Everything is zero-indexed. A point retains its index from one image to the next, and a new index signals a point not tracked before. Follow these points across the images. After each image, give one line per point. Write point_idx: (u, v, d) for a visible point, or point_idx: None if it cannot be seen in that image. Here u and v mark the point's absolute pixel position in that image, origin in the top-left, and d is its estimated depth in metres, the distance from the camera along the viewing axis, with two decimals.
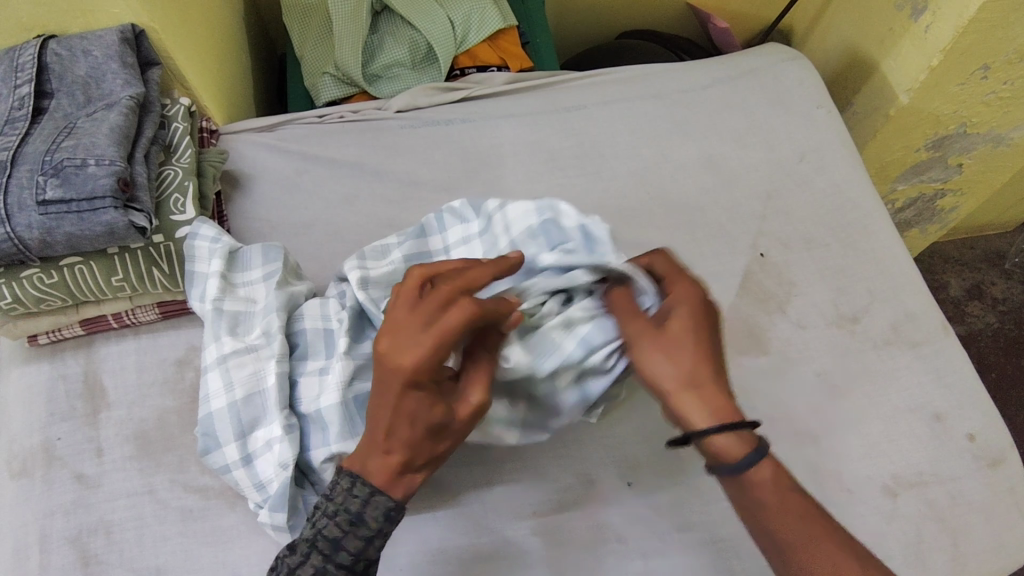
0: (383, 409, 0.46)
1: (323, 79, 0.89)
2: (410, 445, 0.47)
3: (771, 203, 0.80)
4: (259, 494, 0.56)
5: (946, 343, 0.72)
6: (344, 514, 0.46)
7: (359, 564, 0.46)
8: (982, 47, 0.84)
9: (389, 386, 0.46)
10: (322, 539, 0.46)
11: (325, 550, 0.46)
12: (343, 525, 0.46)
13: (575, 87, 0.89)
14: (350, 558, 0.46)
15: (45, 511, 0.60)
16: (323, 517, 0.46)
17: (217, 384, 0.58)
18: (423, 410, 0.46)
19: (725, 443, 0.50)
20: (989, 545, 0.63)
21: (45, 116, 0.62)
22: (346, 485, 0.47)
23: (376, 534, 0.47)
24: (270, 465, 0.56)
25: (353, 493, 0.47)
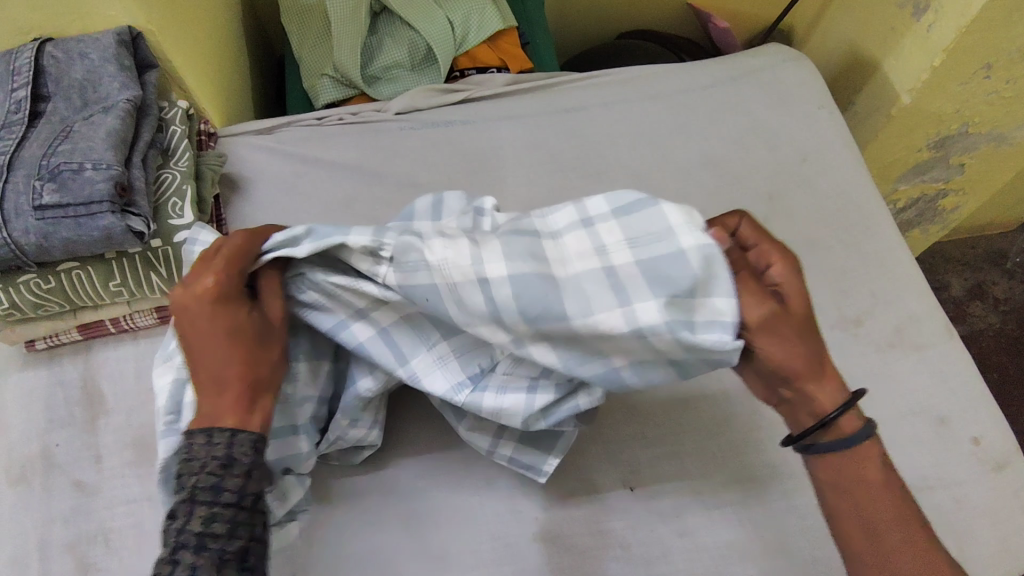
0: (200, 350, 0.47)
1: (322, 81, 0.88)
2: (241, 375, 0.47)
3: (774, 205, 0.79)
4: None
5: (949, 345, 0.72)
6: (212, 464, 0.43)
7: (248, 498, 0.44)
8: (985, 47, 0.84)
9: (200, 321, 0.47)
10: (246, 496, 0.43)
11: (205, 499, 0.42)
12: (215, 472, 0.43)
13: (575, 89, 0.88)
14: (234, 495, 0.43)
15: (44, 519, 0.60)
16: (235, 479, 0.43)
17: (179, 399, 0.52)
18: (238, 330, 0.48)
19: (846, 425, 0.49)
20: (995, 549, 0.62)
21: (41, 120, 0.62)
22: (250, 442, 0.45)
23: (252, 470, 0.44)
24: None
25: (213, 441, 0.44)
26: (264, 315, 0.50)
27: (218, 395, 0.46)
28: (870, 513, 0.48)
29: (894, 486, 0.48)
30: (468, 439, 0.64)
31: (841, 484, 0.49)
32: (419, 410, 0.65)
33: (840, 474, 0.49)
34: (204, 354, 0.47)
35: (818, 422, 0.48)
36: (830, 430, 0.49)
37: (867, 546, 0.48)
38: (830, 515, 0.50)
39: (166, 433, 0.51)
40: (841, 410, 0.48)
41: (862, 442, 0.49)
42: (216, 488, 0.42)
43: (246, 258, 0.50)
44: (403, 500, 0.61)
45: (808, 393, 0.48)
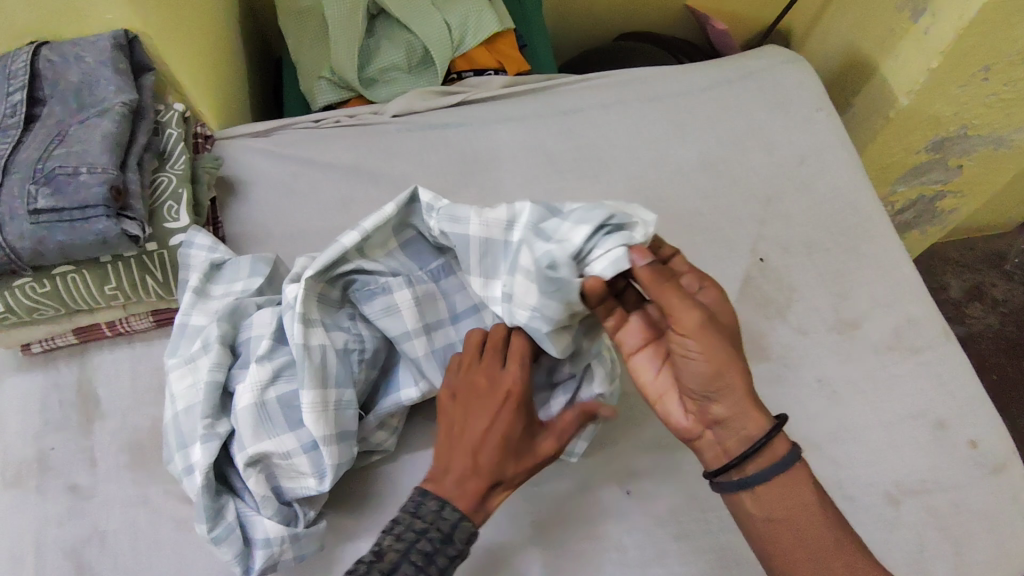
0: (457, 451, 0.52)
1: (319, 83, 0.88)
2: (495, 471, 0.51)
3: (771, 207, 0.79)
4: (234, 516, 0.55)
5: (947, 348, 0.72)
6: (433, 531, 0.47)
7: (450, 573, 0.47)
8: (984, 49, 0.83)
9: (479, 424, 0.52)
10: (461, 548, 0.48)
11: (416, 560, 0.46)
12: (434, 541, 0.47)
13: (573, 91, 0.88)
14: (445, 566, 0.47)
15: (40, 522, 0.60)
16: (445, 557, 0.47)
17: (212, 404, 0.56)
18: (504, 433, 0.52)
19: (776, 448, 0.50)
20: (993, 552, 0.62)
21: (37, 123, 0.62)
22: (468, 532, 0.48)
23: (459, 553, 0.48)
24: (258, 492, 0.55)
25: (442, 514, 0.48)
26: (540, 437, 0.54)
27: (456, 470, 0.51)
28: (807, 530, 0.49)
29: (829, 503, 0.50)
30: None
31: (778, 512, 0.50)
32: (415, 413, 0.65)
33: (779, 498, 0.50)
34: (466, 452, 0.52)
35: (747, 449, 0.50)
36: (758, 457, 0.50)
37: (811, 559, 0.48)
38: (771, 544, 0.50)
39: (205, 438, 0.55)
40: (765, 438, 0.49)
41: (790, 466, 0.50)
42: (445, 537, 0.47)
43: (524, 362, 0.55)
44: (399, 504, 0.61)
45: (724, 417, 0.51)
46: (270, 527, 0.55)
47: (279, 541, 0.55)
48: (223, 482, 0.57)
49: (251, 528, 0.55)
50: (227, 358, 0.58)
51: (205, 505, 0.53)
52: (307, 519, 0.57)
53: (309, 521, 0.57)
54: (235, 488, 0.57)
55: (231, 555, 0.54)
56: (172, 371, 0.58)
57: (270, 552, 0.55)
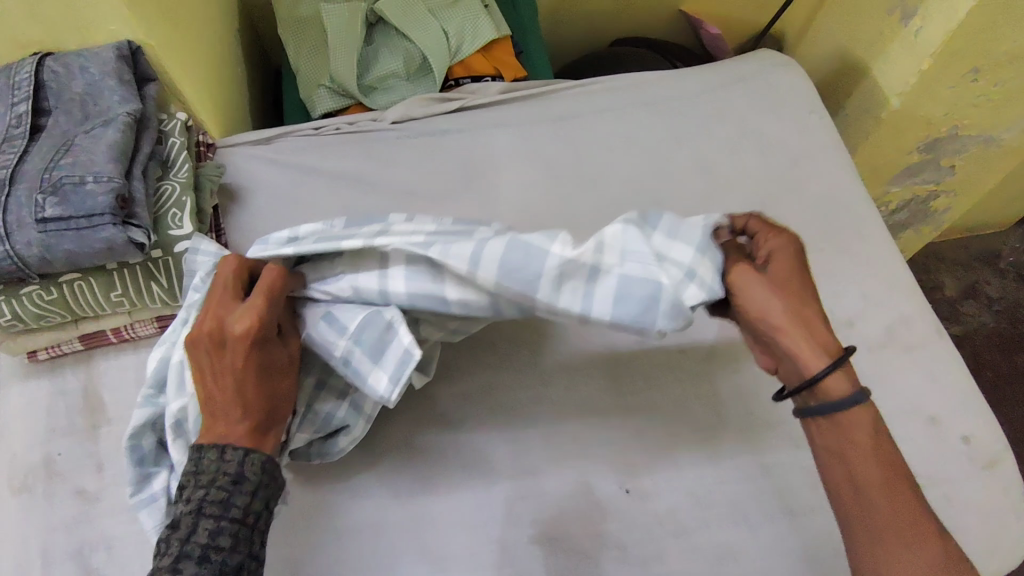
0: (246, 380, 0.51)
1: (319, 91, 0.89)
2: (262, 403, 0.51)
3: (765, 209, 0.80)
4: (161, 486, 0.56)
5: (939, 345, 0.73)
6: (222, 480, 0.49)
7: (249, 516, 0.49)
8: (973, 51, 0.85)
9: (225, 361, 0.51)
10: (249, 513, 0.49)
11: (212, 512, 0.47)
12: (224, 488, 0.48)
13: (569, 97, 0.89)
14: (241, 512, 0.48)
15: (48, 526, 0.61)
16: (243, 496, 0.49)
17: (161, 373, 0.58)
18: (232, 372, 0.51)
19: (835, 386, 0.51)
20: (987, 546, 0.63)
21: (43, 133, 0.63)
22: (260, 464, 0.50)
23: (257, 488, 0.49)
24: (177, 457, 0.55)
25: (224, 459, 0.49)
26: (291, 351, 0.54)
27: (225, 413, 0.50)
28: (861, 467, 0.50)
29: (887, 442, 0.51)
30: (465, 443, 0.64)
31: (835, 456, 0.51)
32: (416, 415, 0.66)
33: (833, 437, 0.51)
34: (238, 387, 0.50)
35: (805, 382, 0.51)
36: (823, 388, 0.51)
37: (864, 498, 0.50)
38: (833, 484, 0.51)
39: (144, 403, 0.57)
40: (830, 368, 0.50)
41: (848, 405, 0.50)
42: (224, 503, 0.48)
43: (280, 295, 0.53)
44: (400, 505, 0.61)
45: (791, 354, 0.51)
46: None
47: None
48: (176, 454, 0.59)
49: (175, 501, 0.56)
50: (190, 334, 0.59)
51: (130, 467, 0.56)
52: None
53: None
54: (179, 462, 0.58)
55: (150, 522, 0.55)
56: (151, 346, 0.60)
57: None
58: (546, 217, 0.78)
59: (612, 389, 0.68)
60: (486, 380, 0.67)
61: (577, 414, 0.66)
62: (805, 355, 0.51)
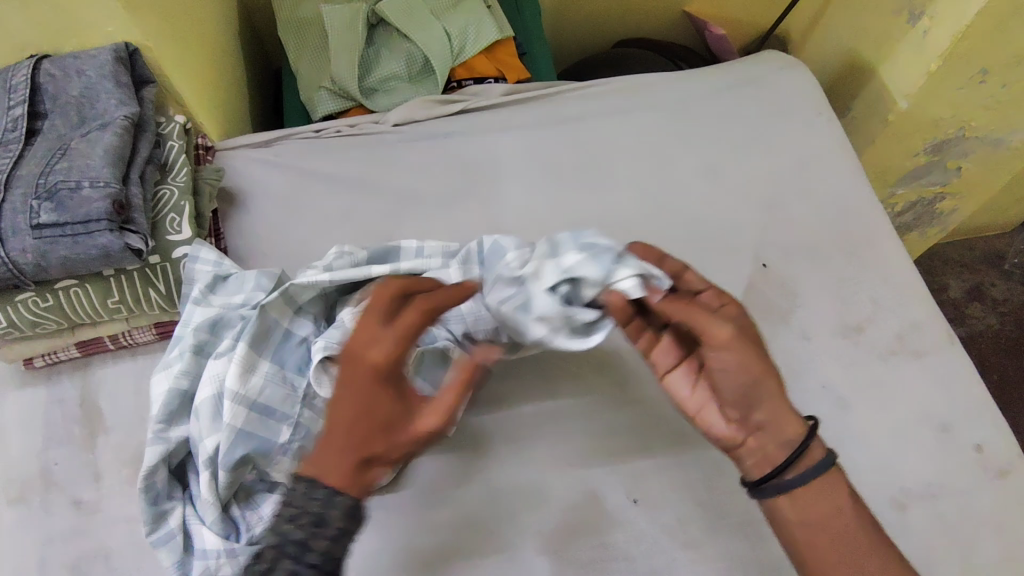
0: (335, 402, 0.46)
1: (320, 93, 0.88)
2: (349, 435, 0.44)
3: (772, 212, 0.79)
4: (178, 522, 0.55)
5: (950, 351, 0.72)
6: (305, 517, 0.43)
7: (327, 560, 0.43)
8: (982, 53, 0.84)
9: (353, 382, 0.45)
10: (330, 559, 0.43)
11: (292, 553, 0.42)
12: (305, 527, 0.42)
13: (573, 98, 0.88)
14: (320, 554, 0.42)
15: (44, 538, 0.59)
16: (325, 539, 0.42)
17: (171, 407, 0.56)
18: (374, 403, 0.45)
19: (812, 455, 0.50)
20: (1000, 557, 0.62)
21: (38, 137, 0.62)
22: (349, 505, 0.43)
23: (343, 530, 0.43)
24: (205, 497, 0.53)
25: (312, 496, 0.43)
26: (409, 392, 0.48)
27: (338, 450, 0.44)
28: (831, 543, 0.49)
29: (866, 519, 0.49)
30: (469, 452, 0.63)
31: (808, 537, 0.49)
32: None
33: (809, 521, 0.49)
34: (358, 409, 0.44)
35: (790, 455, 0.49)
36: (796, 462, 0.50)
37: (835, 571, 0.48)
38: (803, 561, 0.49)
39: (155, 440, 0.55)
40: (797, 450, 0.49)
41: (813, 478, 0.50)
42: (302, 545, 0.42)
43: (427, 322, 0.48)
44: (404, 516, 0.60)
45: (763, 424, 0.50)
46: (208, 540, 0.54)
47: (216, 554, 0.54)
48: (182, 487, 0.58)
49: (193, 535, 0.55)
50: (199, 365, 0.58)
51: (145, 506, 0.54)
52: (251, 534, 0.55)
53: (253, 537, 0.55)
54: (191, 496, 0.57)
55: (169, 560, 0.54)
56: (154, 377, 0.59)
57: (206, 563, 0.54)
58: (551, 221, 0.77)
59: (619, 397, 0.66)
60: (491, 388, 0.66)
61: (583, 422, 0.65)
62: (783, 426, 0.50)
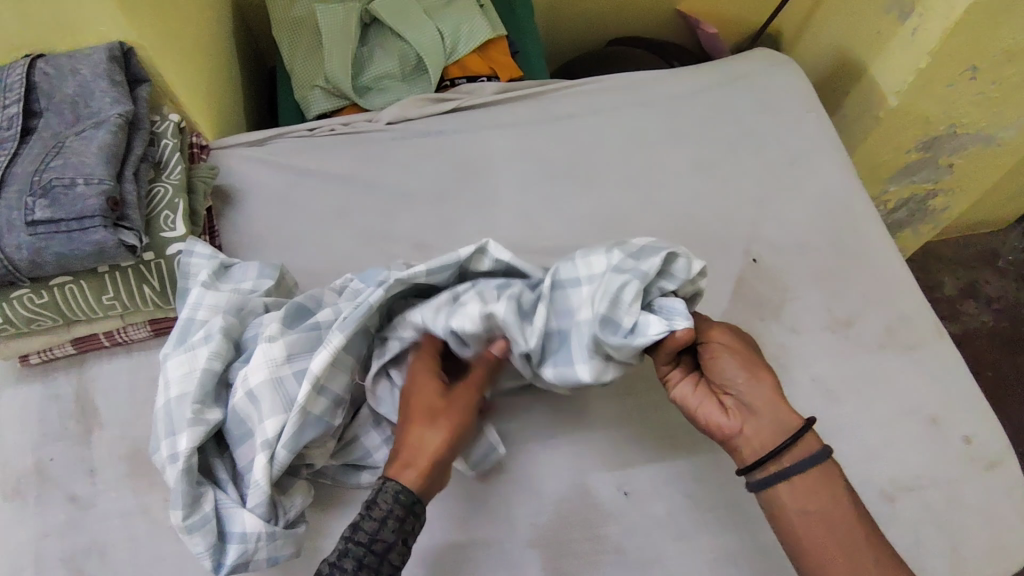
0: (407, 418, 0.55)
1: (314, 92, 0.89)
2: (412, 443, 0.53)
3: (763, 208, 0.80)
4: (213, 507, 0.54)
5: (939, 345, 0.72)
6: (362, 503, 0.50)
7: (378, 545, 0.48)
8: (971, 49, 0.85)
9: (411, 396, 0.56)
10: (377, 540, 0.48)
11: (347, 533, 0.49)
12: (362, 511, 0.49)
13: (565, 96, 0.89)
14: (367, 537, 0.48)
15: (40, 532, 0.60)
16: (372, 522, 0.49)
17: (204, 389, 0.56)
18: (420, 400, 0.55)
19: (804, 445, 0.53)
20: (987, 548, 0.63)
21: (33, 136, 0.62)
22: (393, 492, 0.50)
23: (388, 516, 0.49)
24: (257, 476, 0.53)
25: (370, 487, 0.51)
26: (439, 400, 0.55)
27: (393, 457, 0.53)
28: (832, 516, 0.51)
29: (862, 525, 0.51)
30: None
31: (812, 504, 0.51)
32: None
33: (810, 492, 0.52)
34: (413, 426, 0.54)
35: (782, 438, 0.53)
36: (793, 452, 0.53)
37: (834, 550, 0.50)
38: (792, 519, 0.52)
39: (194, 421, 0.54)
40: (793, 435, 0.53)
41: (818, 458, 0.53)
42: (355, 525, 0.49)
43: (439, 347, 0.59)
44: None
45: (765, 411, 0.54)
46: (248, 523, 0.54)
47: (256, 537, 0.54)
48: (204, 473, 0.56)
49: (229, 521, 0.54)
50: (228, 349, 0.58)
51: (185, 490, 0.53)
52: (288, 518, 0.56)
53: (289, 521, 0.56)
54: (221, 480, 0.56)
55: (205, 546, 0.53)
56: (170, 358, 0.58)
57: (245, 547, 0.54)
58: (543, 217, 0.78)
59: (611, 393, 0.67)
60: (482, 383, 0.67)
61: (575, 417, 0.66)
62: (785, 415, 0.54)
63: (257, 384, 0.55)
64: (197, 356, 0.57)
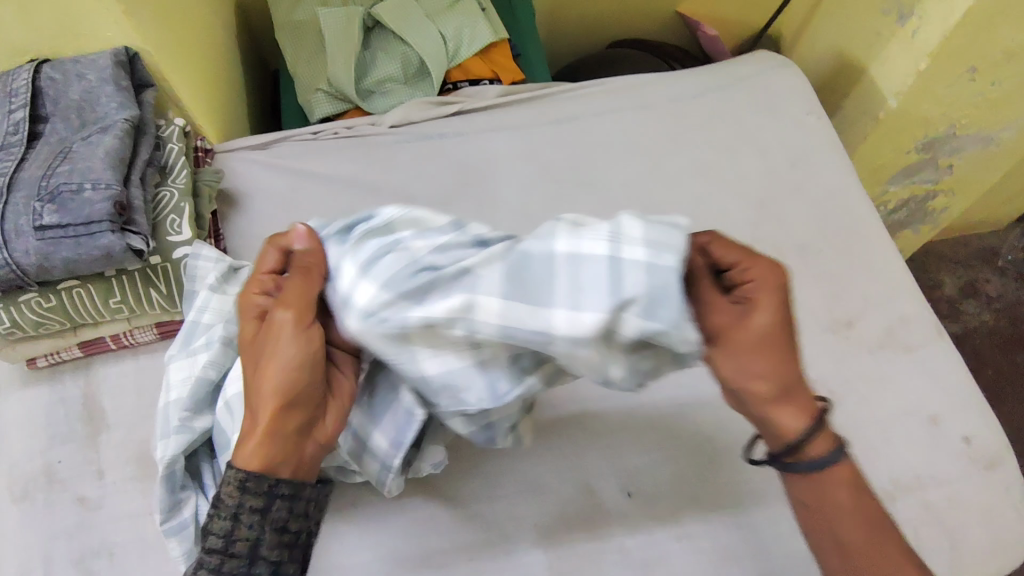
0: (247, 374, 0.47)
1: (317, 96, 0.89)
2: (255, 395, 0.46)
3: (763, 210, 0.80)
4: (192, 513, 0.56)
5: (939, 345, 0.73)
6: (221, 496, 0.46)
7: (233, 546, 0.45)
8: (969, 52, 0.85)
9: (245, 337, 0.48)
10: (229, 543, 0.45)
11: (202, 535, 0.45)
12: (213, 508, 0.45)
13: (568, 99, 0.89)
14: (219, 541, 0.45)
15: (49, 534, 0.60)
16: (220, 521, 0.45)
17: (194, 398, 0.57)
18: (248, 337, 0.48)
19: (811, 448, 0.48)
20: (987, 546, 0.63)
21: (40, 141, 0.63)
22: (235, 480, 0.44)
23: (238, 512, 0.44)
24: None
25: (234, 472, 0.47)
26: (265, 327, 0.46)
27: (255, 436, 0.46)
28: (845, 536, 0.48)
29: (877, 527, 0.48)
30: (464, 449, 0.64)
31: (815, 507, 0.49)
32: None
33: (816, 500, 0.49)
34: (252, 381, 0.46)
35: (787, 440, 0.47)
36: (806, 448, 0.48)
37: (836, 563, 0.49)
38: (795, 505, 0.51)
39: (178, 429, 0.56)
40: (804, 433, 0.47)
41: (830, 464, 0.48)
42: (206, 530, 0.45)
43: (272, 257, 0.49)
44: (401, 512, 0.61)
45: (771, 414, 0.47)
46: None
47: None
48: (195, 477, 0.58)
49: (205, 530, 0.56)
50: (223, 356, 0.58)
51: (162, 495, 0.55)
52: None
53: None
54: (203, 484, 0.58)
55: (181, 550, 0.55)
56: (174, 361, 0.59)
57: None
58: (546, 220, 0.78)
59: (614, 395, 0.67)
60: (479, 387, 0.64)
61: (579, 419, 0.66)
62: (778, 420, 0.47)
63: (232, 398, 0.55)
64: (193, 361, 0.58)
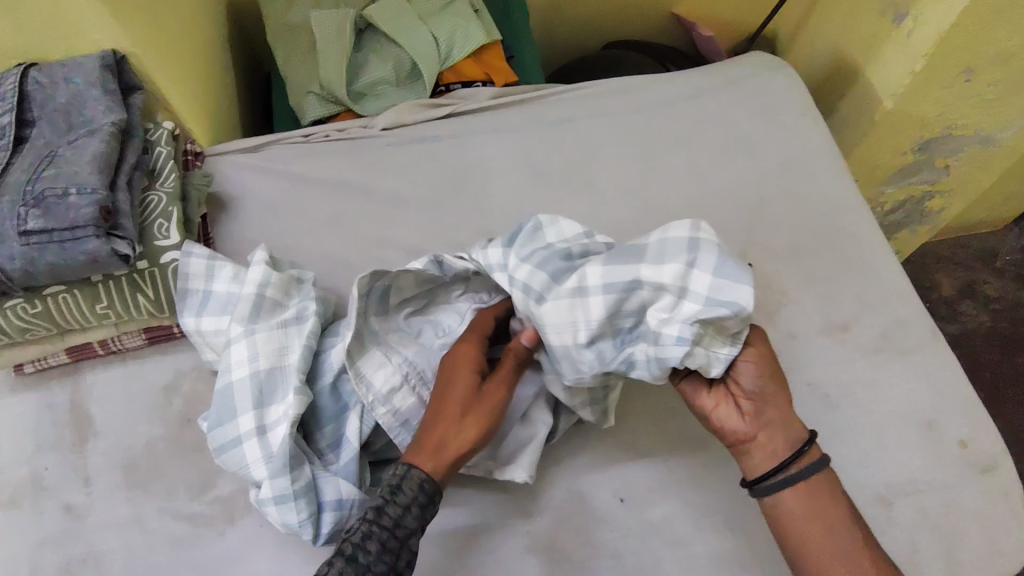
0: (435, 420, 0.55)
1: (309, 98, 0.88)
2: (437, 433, 0.54)
3: (758, 212, 0.80)
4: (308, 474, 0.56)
5: (935, 348, 0.72)
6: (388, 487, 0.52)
7: (400, 531, 0.50)
8: (965, 53, 0.85)
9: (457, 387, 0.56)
10: (399, 526, 0.50)
11: (370, 516, 0.50)
12: (386, 496, 0.51)
13: (561, 101, 0.89)
14: (391, 522, 0.50)
15: (35, 541, 0.60)
16: (396, 507, 0.51)
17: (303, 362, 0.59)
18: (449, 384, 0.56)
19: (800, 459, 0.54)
20: (984, 552, 0.62)
21: (26, 145, 0.62)
22: (419, 481, 0.52)
23: (414, 505, 0.51)
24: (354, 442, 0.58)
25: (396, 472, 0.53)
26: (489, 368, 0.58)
27: (427, 435, 0.54)
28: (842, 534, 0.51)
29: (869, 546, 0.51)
30: None
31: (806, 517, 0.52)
32: None
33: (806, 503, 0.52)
34: (430, 427, 0.54)
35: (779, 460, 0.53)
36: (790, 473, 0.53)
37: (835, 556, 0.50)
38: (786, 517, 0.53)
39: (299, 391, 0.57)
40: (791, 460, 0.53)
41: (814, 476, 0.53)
42: (380, 510, 0.51)
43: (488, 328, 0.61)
44: None
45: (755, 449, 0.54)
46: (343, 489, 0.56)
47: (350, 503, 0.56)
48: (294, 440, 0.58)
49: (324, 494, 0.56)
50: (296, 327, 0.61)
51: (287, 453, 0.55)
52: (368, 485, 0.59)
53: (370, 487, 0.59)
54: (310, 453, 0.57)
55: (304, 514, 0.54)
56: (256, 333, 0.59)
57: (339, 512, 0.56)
58: None
59: None
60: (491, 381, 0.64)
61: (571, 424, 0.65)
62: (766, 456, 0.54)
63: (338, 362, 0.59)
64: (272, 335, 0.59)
